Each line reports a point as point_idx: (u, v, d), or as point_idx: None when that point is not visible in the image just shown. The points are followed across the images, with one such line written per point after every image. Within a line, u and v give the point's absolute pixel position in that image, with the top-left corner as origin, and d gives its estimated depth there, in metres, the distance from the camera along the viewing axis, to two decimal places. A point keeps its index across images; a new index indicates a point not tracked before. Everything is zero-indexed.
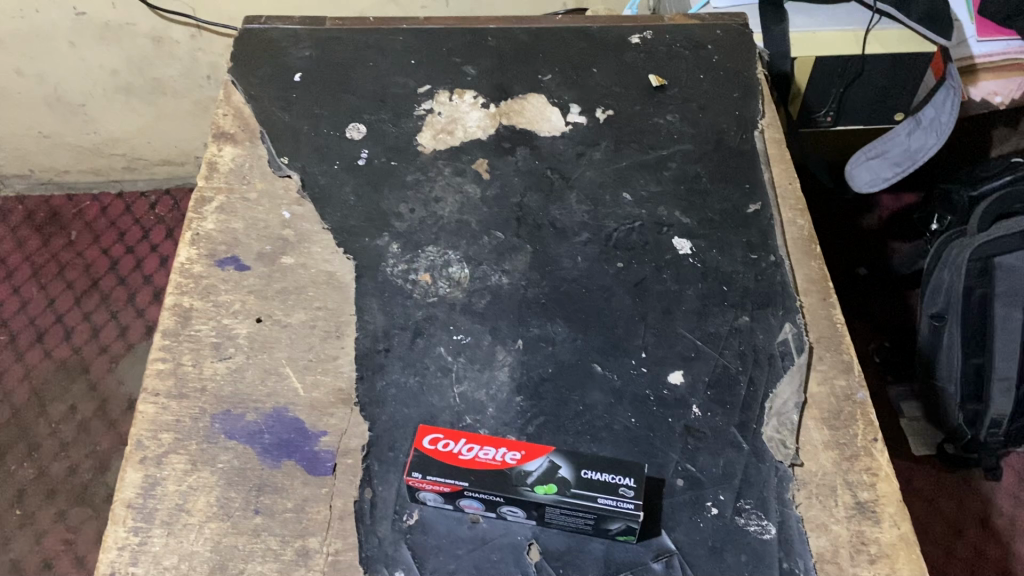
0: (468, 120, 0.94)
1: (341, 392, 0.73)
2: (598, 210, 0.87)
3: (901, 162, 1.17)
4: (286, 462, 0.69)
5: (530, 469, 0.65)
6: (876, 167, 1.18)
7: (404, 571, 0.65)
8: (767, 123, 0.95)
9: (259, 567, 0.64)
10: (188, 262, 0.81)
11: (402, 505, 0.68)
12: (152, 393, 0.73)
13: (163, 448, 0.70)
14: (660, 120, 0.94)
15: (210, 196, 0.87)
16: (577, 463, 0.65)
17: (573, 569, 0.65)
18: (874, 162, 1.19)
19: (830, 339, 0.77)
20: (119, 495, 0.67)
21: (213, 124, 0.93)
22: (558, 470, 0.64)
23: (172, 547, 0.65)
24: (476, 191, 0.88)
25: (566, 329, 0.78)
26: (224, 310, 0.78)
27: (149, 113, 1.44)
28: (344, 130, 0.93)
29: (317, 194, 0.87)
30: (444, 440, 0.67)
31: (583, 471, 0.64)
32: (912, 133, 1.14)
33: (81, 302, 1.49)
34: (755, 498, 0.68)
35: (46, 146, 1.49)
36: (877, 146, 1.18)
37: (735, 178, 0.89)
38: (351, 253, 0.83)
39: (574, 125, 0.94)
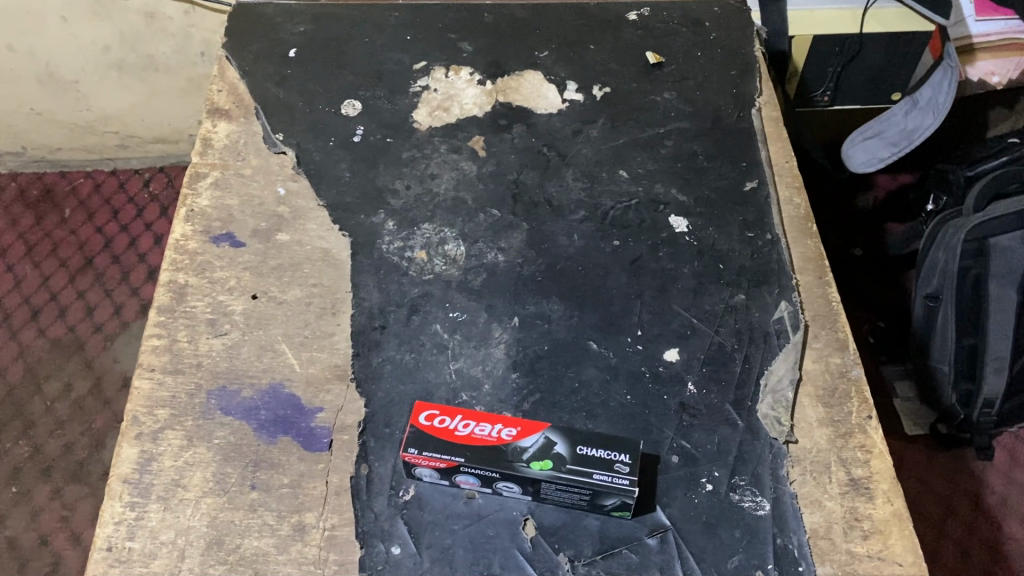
0: (464, 96, 0.94)
1: (337, 368, 0.73)
2: (595, 187, 0.86)
3: (898, 142, 1.16)
4: (282, 438, 0.69)
5: (526, 445, 0.65)
6: (872, 146, 1.18)
7: (400, 546, 0.65)
8: (765, 101, 0.94)
9: (256, 542, 0.65)
10: (183, 239, 0.81)
11: (398, 481, 0.68)
12: (148, 368, 0.72)
13: (159, 424, 0.70)
14: (657, 97, 0.94)
15: (205, 172, 0.86)
16: (572, 439, 0.65)
17: (568, 544, 0.65)
18: (871, 142, 1.18)
19: (825, 317, 0.77)
20: (115, 470, 0.67)
21: (208, 100, 0.92)
22: (554, 446, 0.65)
23: (169, 522, 0.65)
24: (473, 168, 0.88)
25: (562, 307, 0.78)
26: (219, 286, 0.78)
27: (141, 91, 1.42)
28: (339, 106, 0.92)
29: (312, 171, 0.87)
30: (440, 416, 0.67)
31: (579, 447, 0.65)
32: (909, 112, 1.14)
33: (75, 280, 1.48)
34: (750, 474, 0.68)
35: (38, 123, 1.48)
36: (875, 126, 1.18)
37: (732, 156, 0.88)
38: (347, 230, 0.82)
39: (571, 102, 0.93)
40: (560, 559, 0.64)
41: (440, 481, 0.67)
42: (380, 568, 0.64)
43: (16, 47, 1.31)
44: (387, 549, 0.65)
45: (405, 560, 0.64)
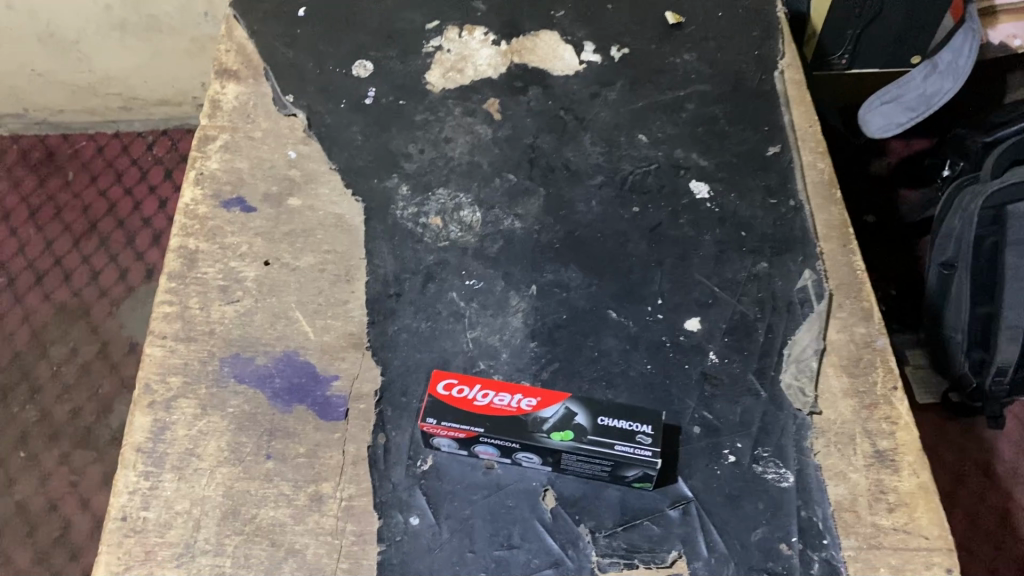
0: (479, 57, 0.91)
1: (352, 336, 0.72)
2: (614, 151, 0.84)
3: (916, 107, 1.14)
4: (298, 407, 0.68)
5: (546, 415, 0.64)
6: (889, 112, 1.15)
7: (419, 516, 0.64)
8: (788, 63, 0.91)
9: (272, 512, 0.64)
10: (193, 203, 0.79)
11: (416, 451, 0.67)
12: (159, 336, 0.71)
13: (172, 392, 0.68)
14: (677, 59, 0.91)
15: (214, 134, 0.84)
16: (593, 408, 0.64)
17: (589, 516, 0.64)
18: (888, 107, 1.16)
19: (850, 286, 0.75)
20: (128, 439, 0.66)
21: (216, 60, 0.90)
22: (574, 417, 0.64)
23: (184, 492, 0.64)
24: (487, 131, 0.86)
25: (581, 275, 0.76)
26: (231, 252, 0.76)
27: (145, 52, 1.39)
28: (350, 68, 0.90)
29: (324, 134, 0.85)
30: (459, 386, 0.65)
31: (599, 418, 0.63)
32: (928, 77, 1.12)
33: (79, 245, 1.46)
34: (773, 446, 0.67)
35: (40, 84, 1.45)
36: (892, 91, 1.15)
37: (754, 119, 0.86)
38: (360, 195, 0.80)
39: (588, 64, 0.91)
40: (580, 531, 0.63)
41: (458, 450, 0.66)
42: (399, 539, 0.63)
43: (15, 7, 1.28)
44: (406, 520, 0.64)
45: (424, 531, 0.63)
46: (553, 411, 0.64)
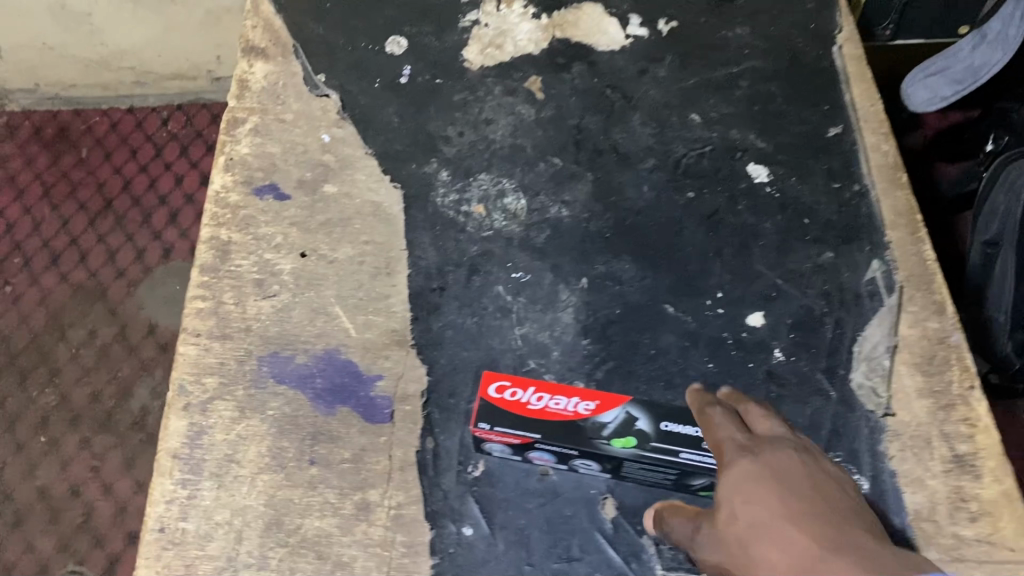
0: (518, 32, 0.86)
1: (395, 333, 0.68)
2: (665, 133, 0.80)
3: (963, 79, 1.04)
4: (341, 409, 0.65)
5: (606, 420, 0.59)
6: (933, 84, 1.07)
7: (472, 526, 0.61)
8: (846, 37, 0.86)
9: (318, 523, 0.60)
10: (224, 191, 0.75)
11: (466, 455, 0.63)
12: (193, 333, 0.68)
13: (208, 394, 0.65)
14: (728, 33, 0.86)
15: (243, 117, 0.80)
16: (655, 413, 0.60)
17: (652, 526, 0.61)
18: (934, 79, 1.08)
19: (921, 277, 0.71)
20: (163, 445, 0.63)
21: (242, 37, 0.85)
22: (635, 422, 0.59)
23: (224, 501, 0.61)
24: (530, 112, 0.81)
25: (634, 267, 0.72)
26: (265, 243, 0.72)
27: (157, 25, 1.28)
28: (383, 44, 0.85)
29: (358, 115, 0.80)
30: (512, 387, 0.60)
31: (664, 423, 0.59)
32: (976, 47, 1.02)
33: (95, 223, 1.37)
34: (845, 450, 0.64)
35: (51, 58, 1.35)
36: (939, 62, 1.07)
37: (813, 99, 0.82)
38: (399, 181, 0.76)
39: (634, 39, 0.86)
40: (644, 542, 0.60)
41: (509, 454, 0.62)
42: (452, 551, 0.60)
43: None
44: (459, 530, 0.60)
45: (478, 543, 0.60)
46: (613, 417, 0.59)
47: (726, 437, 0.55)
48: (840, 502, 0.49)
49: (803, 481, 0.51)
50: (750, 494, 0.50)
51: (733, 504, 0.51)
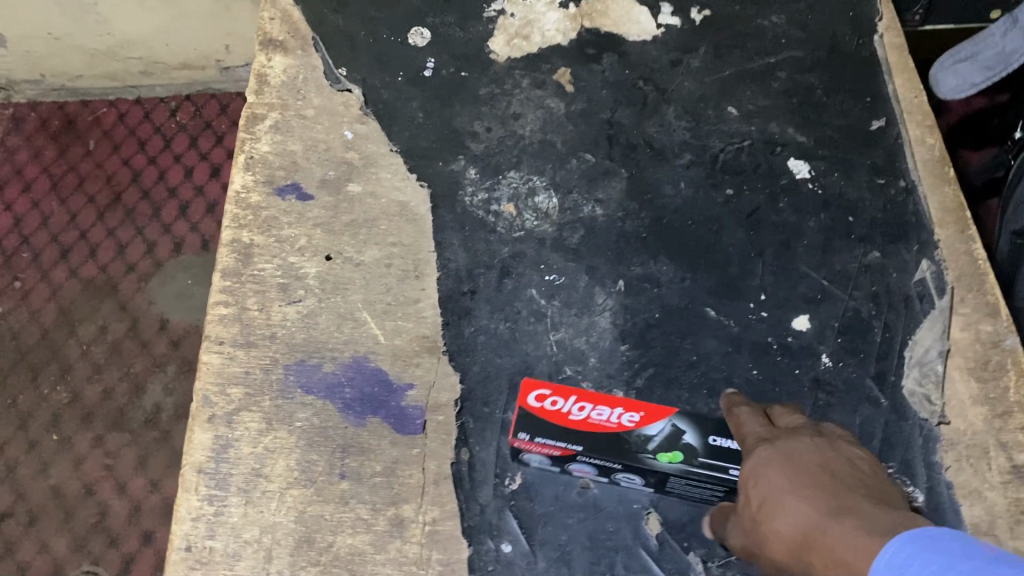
0: (546, 22, 0.82)
1: (425, 339, 0.65)
2: (700, 126, 0.77)
3: (993, 66, 0.98)
4: (372, 419, 0.62)
5: (651, 434, 0.55)
6: (964, 70, 1.00)
7: (511, 542, 0.58)
8: (887, 25, 0.83)
9: (350, 540, 0.58)
10: (244, 191, 0.72)
11: (503, 468, 0.61)
12: (216, 341, 0.65)
13: (233, 405, 0.62)
14: (764, 22, 0.83)
15: (262, 113, 0.77)
16: (705, 427, 0.55)
17: (698, 541, 0.58)
18: (963, 66, 1.01)
19: (971, 277, 0.68)
20: (187, 458, 0.61)
21: (259, 30, 0.82)
22: (683, 436, 0.55)
23: (252, 518, 0.59)
24: (560, 106, 0.78)
25: (673, 268, 0.69)
26: (289, 246, 0.69)
27: (165, 13, 1.23)
28: (406, 35, 0.81)
29: (382, 111, 0.77)
30: (552, 394, 0.54)
31: (715, 438, 0.55)
32: (1007, 33, 0.96)
33: (105, 217, 1.34)
34: (898, 460, 0.61)
35: (56, 49, 1.29)
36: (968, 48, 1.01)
37: (854, 90, 0.79)
38: (425, 180, 0.73)
39: (667, 28, 0.82)
40: (691, 559, 0.58)
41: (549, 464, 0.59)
42: (491, 569, 0.58)
43: None
44: (497, 547, 0.58)
45: (518, 560, 0.58)
46: (659, 429, 0.55)
47: (749, 432, 0.54)
48: (851, 471, 0.50)
49: (814, 455, 0.51)
50: (760, 475, 0.51)
51: (747, 488, 0.51)
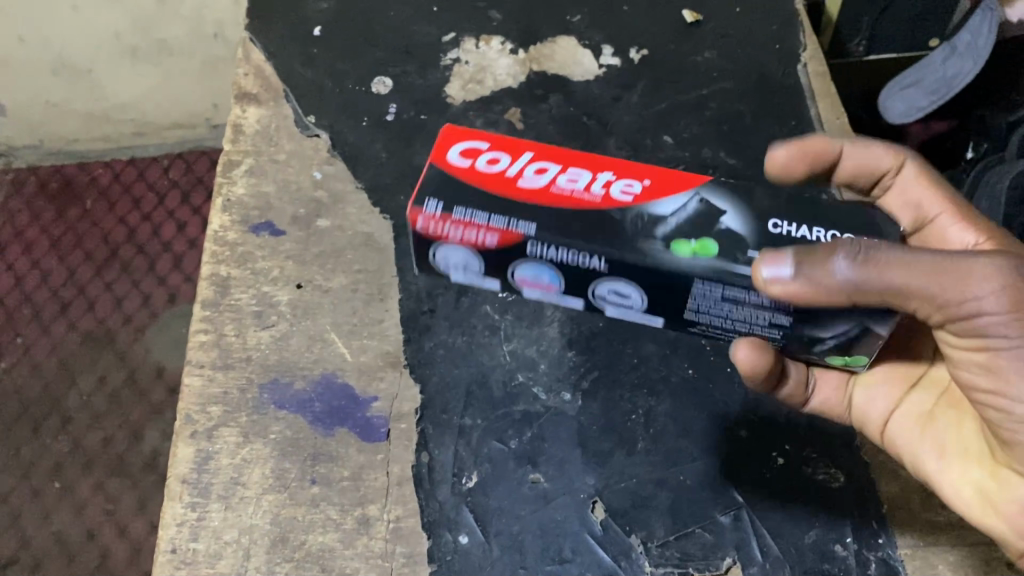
0: (498, 67, 0.90)
1: (389, 355, 0.71)
2: (640, 155, 0.84)
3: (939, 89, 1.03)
4: (339, 430, 0.68)
5: (658, 230, 0.53)
6: (911, 96, 1.05)
7: (468, 534, 0.64)
8: (810, 55, 0.90)
9: (320, 538, 0.64)
10: (222, 230, 0.79)
11: (460, 467, 0.66)
12: (197, 365, 0.71)
13: (213, 422, 0.68)
14: (698, 57, 0.90)
15: (238, 159, 0.84)
16: (731, 187, 0.55)
17: (640, 526, 0.64)
18: (910, 91, 1.05)
19: None
20: (172, 471, 0.66)
21: (235, 85, 0.88)
22: (719, 217, 0.53)
23: (231, 521, 0.64)
24: (511, 142, 0.85)
25: None
26: (263, 277, 0.76)
27: (155, 76, 1.31)
28: (370, 84, 0.88)
29: (347, 152, 0.84)
30: (468, 152, 0.57)
31: (722, 222, 0.53)
32: (947, 59, 1.00)
33: (101, 272, 1.40)
34: (820, 446, 0.67)
35: (53, 115, 1.37)
36: (914, 74, 1.05)
37: (781, 115, 0.86)
38: (388, 213, 0.80)
39: (608, 68, 0.90)
40: (632, 541, 0.63)
41: (473, 264, 0.57)
42: (450, 558, 0.63)
43: (27, 37, 1.21)
44: (455, 539, 0.64)
45: (474, 549, 0.63)
46: (674, 204, 0.54)
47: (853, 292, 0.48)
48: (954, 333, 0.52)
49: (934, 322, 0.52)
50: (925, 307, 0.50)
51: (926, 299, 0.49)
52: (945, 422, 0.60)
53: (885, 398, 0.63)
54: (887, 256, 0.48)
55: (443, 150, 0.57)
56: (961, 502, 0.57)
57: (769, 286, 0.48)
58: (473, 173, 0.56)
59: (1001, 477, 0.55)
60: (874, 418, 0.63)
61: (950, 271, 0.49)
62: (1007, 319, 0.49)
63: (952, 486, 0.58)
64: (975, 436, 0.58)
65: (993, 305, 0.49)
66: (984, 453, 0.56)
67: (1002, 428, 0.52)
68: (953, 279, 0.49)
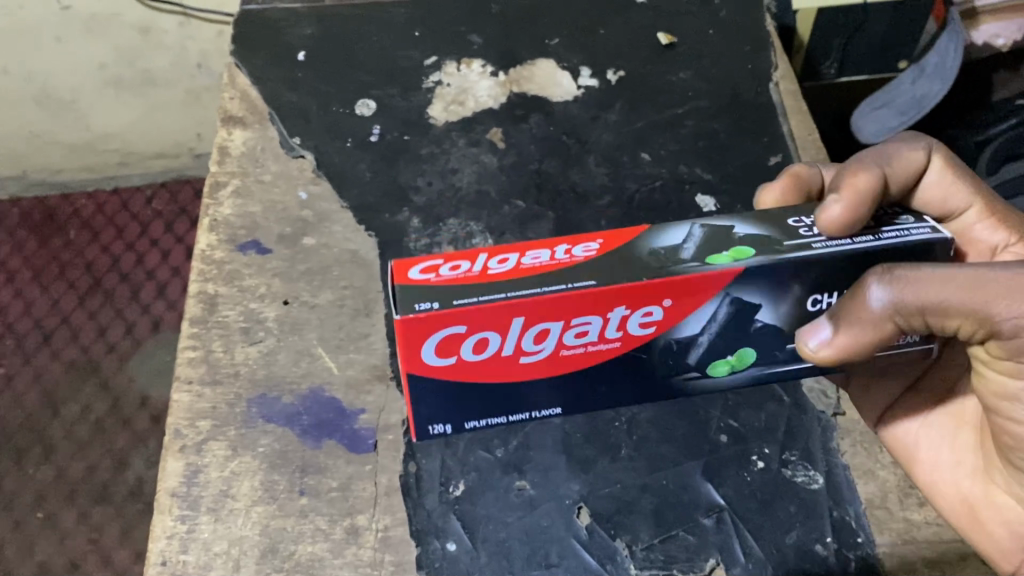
0: (479, 89, 0.92)
1: (376, 368, 0.73)
2: (618, 171, 0.86)
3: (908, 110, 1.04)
4: (327, 442, 0.69)
5: (692, 355, 0.51)
6: (882, 116, 1.07)
7: (456, 542, 0.65)
8: (782, 75, 0.93)
9: (310, 548, 0.64)
10: (209, 249, 0.80)
11: (447, 476, 0.67)
12: (186, 381, 0.72)
13: (202, 436, 0.69)
14: (673, 78, 0.93)
15: (224, 180, 0.85)
16: (768, 272, 0.47)
17: (624, 530, 0.65)
18: (881, 112, 1.07)
19: None
20: (162, 485, 0.67)
21: (221, 108, 0.90)
22: (755, 317, 0.50)
23: (221, 533, 0.65)
24: (493, 161, 0.87)
25: None
26: (250, 294, 0.77)
27: (140, 106, 1.33)
28: (353, 106, 0.90)
29: (332, 172, 0.85)
30: (445, 347, 0.47)
31: (757, 320, 0.50)
32: (917, 80, 1.03)
33: (85, 301, 1.39)
34: (801, 449, 0.68)
35: (38, 145, 1.37)
36: (885, 95, 1.07)
37: (754, 131, 0.89)
38: (373, 230, 0.81)
39: (586, 88, 0.92)
40: (617, 545, 0.64)
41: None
42: (438, 565, 0.64)
43: (12, 71, 1.22)
44: (443, 546, 0.65)
45: (462, 556, 0.64)
46: (699, 323, 0.49)
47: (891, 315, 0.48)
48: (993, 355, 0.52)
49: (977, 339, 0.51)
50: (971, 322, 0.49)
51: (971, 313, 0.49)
52: (942, 430, 0.63)
53: (881, 401, 0.67)
54: (922, 274, 0.47)
55: (415, 350, 0.47)
56: (949, 511, 0.62)
57: (811, 351, 0.51)
58: (468, 368, 0.48)
59: (994, 497, 0.59)
60: (869, 415, 0.68)
61: (989, 280, 0.48)
62: None
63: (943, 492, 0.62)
64: (970, 449, 0.62)
65: None
66: (979, 469, 0.61)
67: (1008, 447, 0.56)
68: (994, 291, 0.48)
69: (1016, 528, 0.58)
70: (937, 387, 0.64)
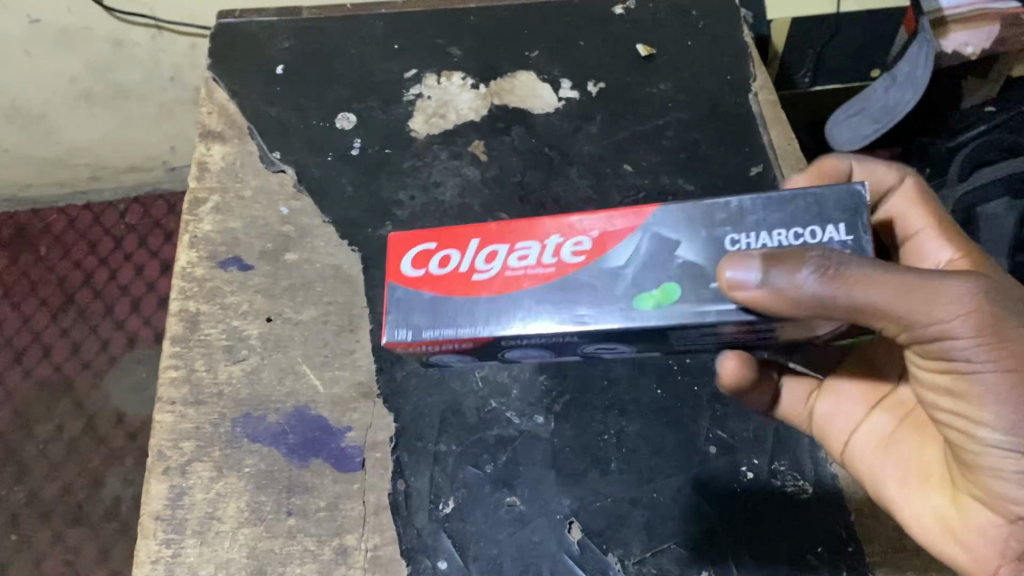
0: (459, 101, 0.91)
1: (361, 385, 0.72)
2: (601, 182, 0.86)
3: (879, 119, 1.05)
4: (314, 461, 0.68)
5: (618, 290, 0.51)
6: (854, 124, 1.07)
7: (447, 560, 0.64)
8: (761, 85, 0.94)
9: (298, 570, 0.64)
10: (190, 266, 0.79)
11: (437, 493, 0.67)
12: (168, 402, 0.71)
13: (186, 457, 0.68)
14: (653, 89, 0.93)
15: (204, 196, 0.84)
16: (689, 260, 0.50)
17: (616, 544, 0.65)
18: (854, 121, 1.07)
19: None
20: (146, 508, 0.66)
21: (199, 123, 0.89)
22: (675, 249, 0.51)
23: (208, 556, 0.65)
24: (476, 173, 0.86)
25: None
26: (232, 312, 0.76)
27: (112, 119, 1.31)
28: (334, 120, 0.89)
29: (313, 187, 0.84)
30: (420, 258, 0.55)
31: (679, 254, 0.51)
32: (888, 88, 1.04)
33: (57, 319, 1.37)
34: (789, 458, 0.68)
35: (6, 160, 1.35)
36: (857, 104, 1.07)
37: (734, 142, 0.89)
38: (356, 245, 0.80)
39: (567, 100, 0.92)
40: (609, 560, 0.64)
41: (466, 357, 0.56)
42: None
43: None
44: (434, 564, 0.64)
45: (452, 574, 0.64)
46: (626, 259, 0.52)
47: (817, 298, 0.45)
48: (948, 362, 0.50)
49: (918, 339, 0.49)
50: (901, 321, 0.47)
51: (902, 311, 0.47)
52: (906, 446, 0.60)
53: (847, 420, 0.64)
54: (862, 267, 0.46)
55: (396, 257, 0.56)
56: (919, 528, 0.57)
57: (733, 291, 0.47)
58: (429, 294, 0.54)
59: (961, 504, 0.54)
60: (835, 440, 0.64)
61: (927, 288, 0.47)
62: (974, 338, 0.48)
63: (910, 505, 0.58)
64: (938, 461, 0.58)
65: (962, 327, 0.47)
66: (947, 480, 0.56)
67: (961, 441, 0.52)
68: (923, 299, 0.47)
69: (989, 537, 0.52)
70: (903, 402, 0.62)
